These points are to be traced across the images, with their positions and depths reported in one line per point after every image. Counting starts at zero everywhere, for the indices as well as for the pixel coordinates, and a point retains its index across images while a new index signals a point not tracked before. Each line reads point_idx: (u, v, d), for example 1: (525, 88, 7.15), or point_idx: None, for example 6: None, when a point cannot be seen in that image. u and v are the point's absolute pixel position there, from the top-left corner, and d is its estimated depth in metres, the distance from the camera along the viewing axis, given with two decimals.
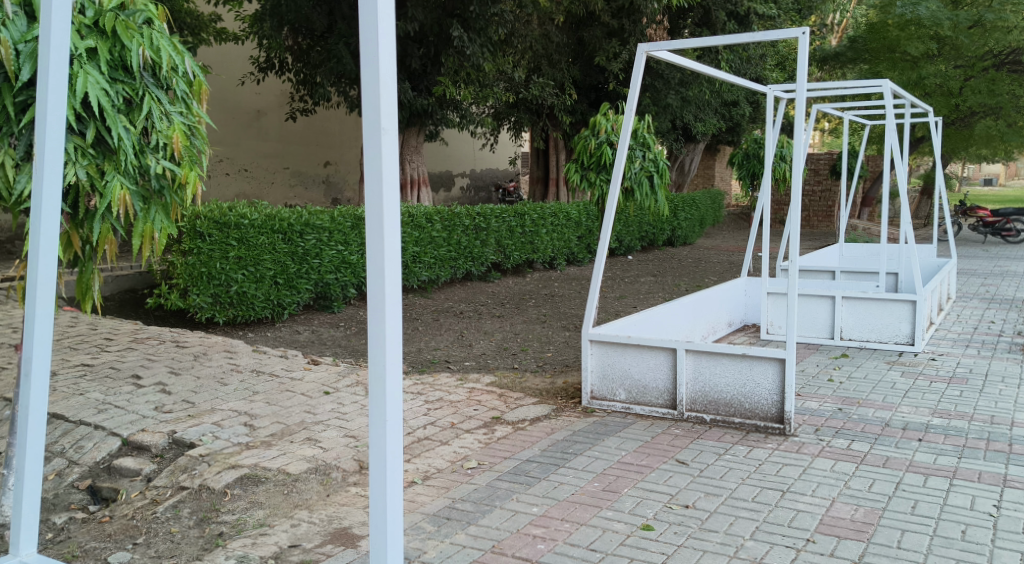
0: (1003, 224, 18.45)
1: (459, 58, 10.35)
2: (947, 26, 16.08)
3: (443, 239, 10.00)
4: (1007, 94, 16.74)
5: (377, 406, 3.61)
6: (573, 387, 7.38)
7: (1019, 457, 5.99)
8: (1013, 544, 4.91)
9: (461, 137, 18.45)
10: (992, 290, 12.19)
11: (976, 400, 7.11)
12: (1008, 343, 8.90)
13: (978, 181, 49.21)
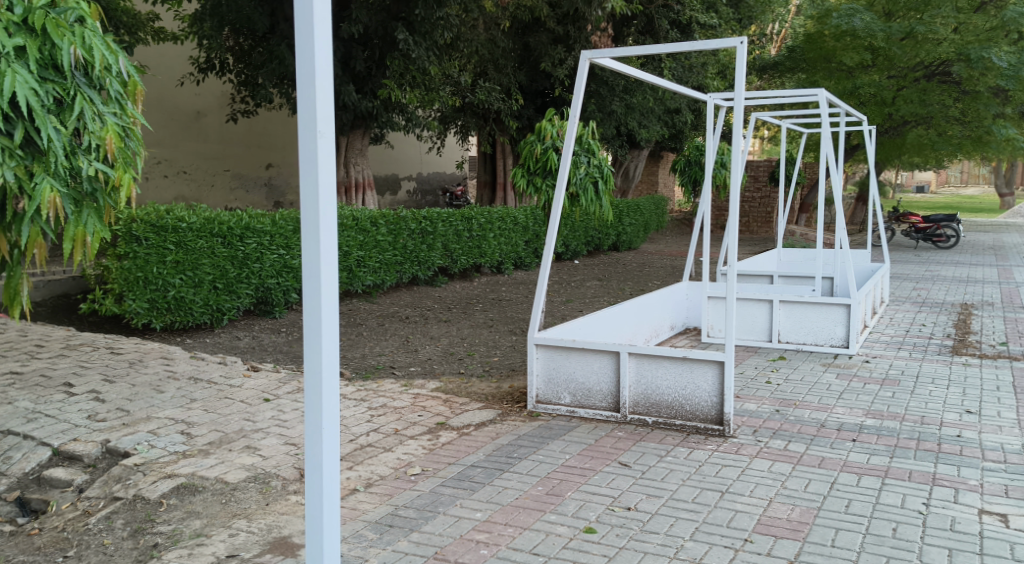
0: (934, 230, 18.93)
1: (404, 61, 10.30)
2: (881, 38, 16.53)
3: (389, 243, 9.92)
4: (937, 105, 17.05)
5: (314, 407, 3.75)
6: (518, 392, 7.37)
7: (949, 456, 6.11)
8: (943, 541, 5.01)
9: (407, 140, 18.36)
10: (924, 294, 12.46)
11: (908, 401, 7.24)
12: (940, 345, 9.09)
13: (913, 189, 50.40)
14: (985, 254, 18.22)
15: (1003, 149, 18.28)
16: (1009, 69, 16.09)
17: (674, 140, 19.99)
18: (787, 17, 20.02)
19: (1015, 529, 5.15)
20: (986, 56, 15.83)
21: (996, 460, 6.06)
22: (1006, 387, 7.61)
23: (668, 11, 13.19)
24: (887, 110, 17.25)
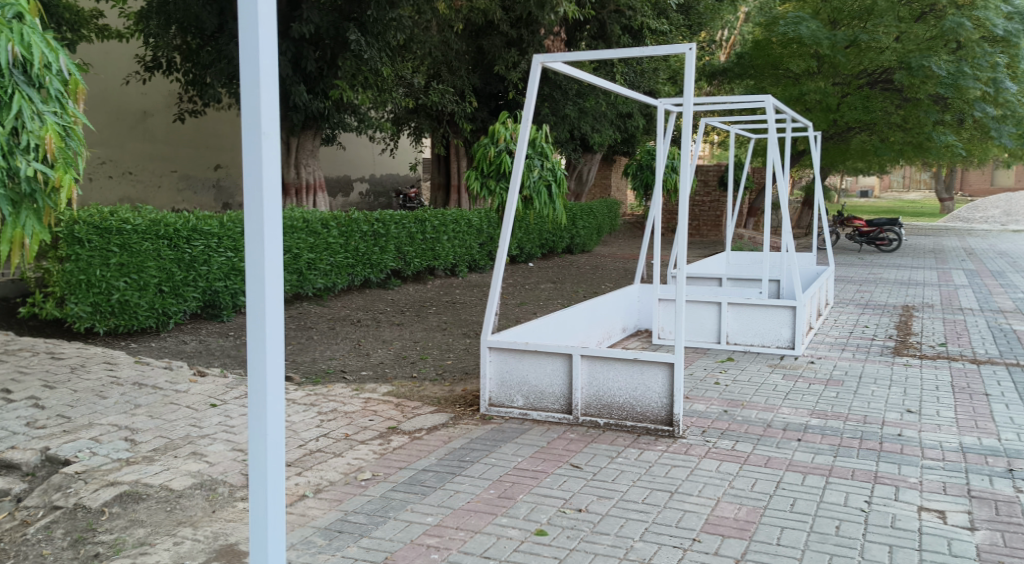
0: (877, 234, 19.19)
1: (356, 61, 10.22)
2: (827, 45, 16.67)
3: (340, 245, 9.82)
4: (880, 111, 17.36)
5: (257, 413, 3.71)
6: (471, 395, 7.32)
7: (890, 455, 6.19)
8: (884, 537, 5.07)
9: (359, 142, 18.25)
10: (867, 296, 12.64)
11: (851, 401, 7.33)
12: (882, 346, 9.22)
13: (857, 193, 51.21)
14: (927, 257, 18.54)
15: (942, 156, 18.58)
16: (948, 77, 16.27)
17: (626, 145, 20.01)
18: (735, 23, 20.04)
19: (953, 525, 5.22)
20: (926, 64, 16.12)
21: (935, 458, 6.14)
22: (944, 388, 7.73)
23: (619, 17, 13.21)
24: (832, 116, 17.55)
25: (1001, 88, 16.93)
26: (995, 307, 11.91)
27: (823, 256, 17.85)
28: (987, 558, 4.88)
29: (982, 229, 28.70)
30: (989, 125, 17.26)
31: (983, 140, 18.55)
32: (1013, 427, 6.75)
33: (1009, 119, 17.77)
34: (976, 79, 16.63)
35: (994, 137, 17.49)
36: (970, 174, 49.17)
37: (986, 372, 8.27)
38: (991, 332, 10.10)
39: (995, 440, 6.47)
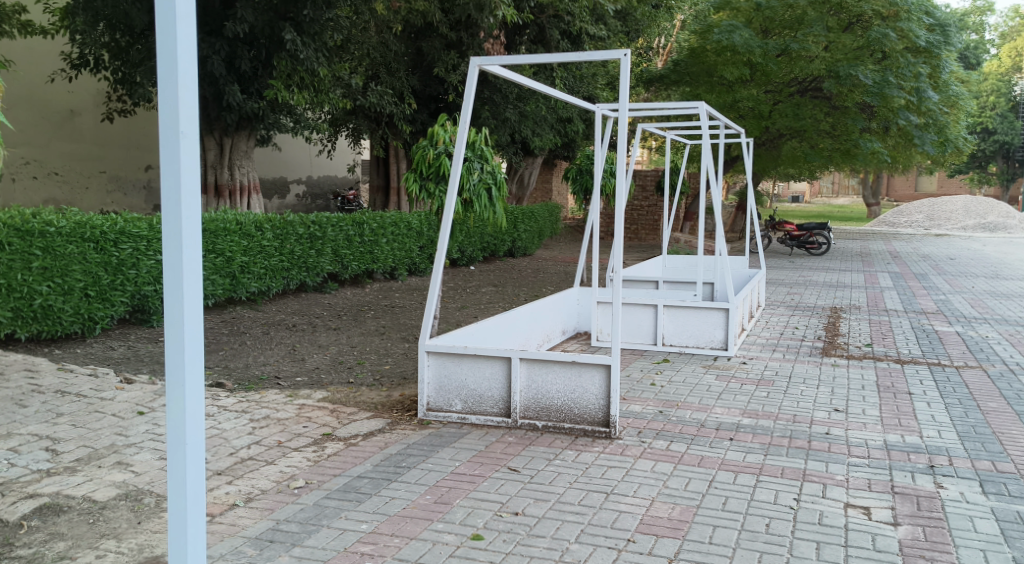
0: (807, 238, 19.49)
1: (292, 61, 10.05)
2: (759, 53, 17.01)
3: (274, 248, 9.66)
4: (810, 119, 17.72)
5: (176, 410, 3.74)
6: (408, 400, 7.24)
7: (818, 453, 6.25)
8: (812, 534, 5.12)
9: (295, 143, 18.06)
10: (798, 298, 12.83)
11: (781, 400, 7.40)
12: (811, 347, 9.35)
13: (789, 197, 52.13)
14: (856, 260, 18.90)
15: (868, 162, 18.94)
16: (874, 87, 16.50)
17: (566, 149, 20.10)
18: (672, 32, 20.13)
19: (878, 521, 5.28)
20: (853, 73, 16.45)
21: (861, 455, 6.22)
22: (870, 387, 7.85)
23: (559, 21, 13.12)
24: (764, 123, 17.97)
25: (924, 98, 17.14)
26: (919, 308, 12.17)
27: (756, 260, 18.08)
28: (909, 553, 4.94)
29: (907, 233, 29.41)
30: (913, 132, 17.72)
31: (907, 148, 19.10)
32: (934, 424, 6.87)
33: (931, 127, 18.13)
34: (900, 89, 16.87)
35: (917, 144, 17.94)
36: (896, 179, 50.33)
37: (910, 372, 8.42)
38: (915, 332, 10.31)
39: (918, 437, 6.57)
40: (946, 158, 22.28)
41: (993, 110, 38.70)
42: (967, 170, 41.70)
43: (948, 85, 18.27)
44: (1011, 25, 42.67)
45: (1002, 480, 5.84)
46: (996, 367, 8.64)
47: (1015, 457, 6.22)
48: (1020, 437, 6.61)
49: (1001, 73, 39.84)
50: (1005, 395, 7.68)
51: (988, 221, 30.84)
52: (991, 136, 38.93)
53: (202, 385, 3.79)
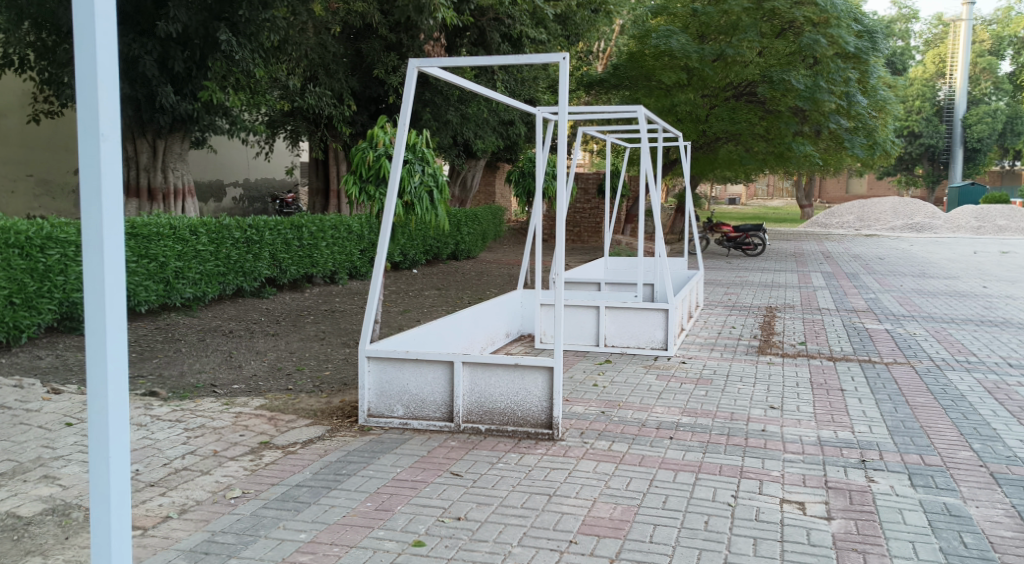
0: (744, 239, 19.74)
1: (227, 62, 9.87)
2: (695, 59, 17.16)
3: (210, 253, 9.47)
4: (745, 123, 18.02)
5: (99, 425, 3.62)
6: (349, 406, 7.12)
7: (755, 450, 6.29)
8: (750, 530, 5.14)
9: (231, 145, 17.82)
10: (735, 297, 12.97)
11: (719, 398, 7.44)
12: (748, 346, 9.44)
13: (726, 199, 52.86)
14: (790, 260, 19.20)
15: (800, 164, 19.31)
16: (806, 91, 16.91)
17: (509, 152, 20.10)
18: (612, 37, 20.22)
19: (813, 516, 5.32)
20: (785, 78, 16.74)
21: (796, 451, 6.28)
22: (805, 384, 7.95)
23: (499, 24, 13.11)
24: (701, 127, 18.18)
25: (853, 102, 17.71)
26: (850, 307, 12.35)
27: (695, 261, 18.25)
28: (842, 546, 4.98)
29: (838, 233, 30.01)
30: (843, 136, 18.09)
31: (838, 151, 19.48)
32: (865, 420, 6.96)
33: (861, 131, 18.54)
34: (830, 93, 17.38)
35: (847, 147, 18.32)
36: (829, 181, 51.33)
37: (842, 369, 8.53)
38: (847, 330, 10.46)
39: (850, 432, 6.65)
40: (874, 160, 22.75)
41: (919, 114, 39.72)
42: (895, 172, 42.75)
43: (876, 89, 18.58)
44: (936, 32, 43.85)
45: (930, 473, 5.92)
46: (924, 363, 8.79)
47: (942, 450, 6.33)
48: (946, 431, 6.73)
49: (926, 78, 40.92)
50: (931, 390, 7.82)
51: (915, 222, 31.62)
52: (917, 139, 39.96)
53: (126, 393, 3.66)
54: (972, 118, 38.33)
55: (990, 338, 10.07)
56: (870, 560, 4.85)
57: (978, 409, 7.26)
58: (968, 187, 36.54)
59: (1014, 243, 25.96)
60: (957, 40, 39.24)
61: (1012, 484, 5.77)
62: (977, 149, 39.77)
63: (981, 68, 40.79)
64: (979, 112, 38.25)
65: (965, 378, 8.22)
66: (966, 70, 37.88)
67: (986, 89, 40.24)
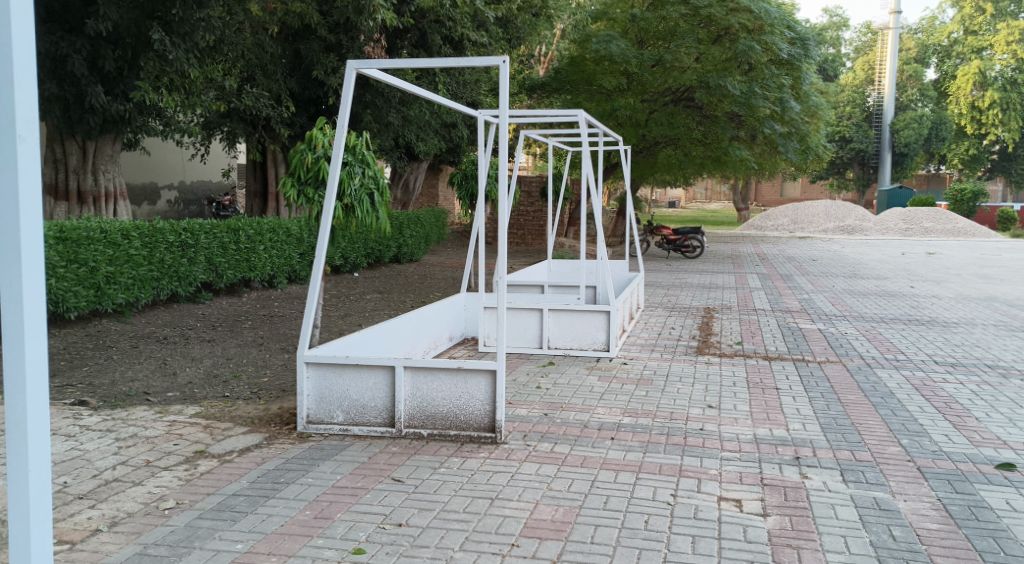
0: (683, 241, 19.90)
1: (160, 62, 9.65)
2: (634, 64, 17.31)
3: (143, 257, 9.25)
4: (684, 127, 18.12)
5: (17, 437, 3.47)
6: (287, 413, 6.99)
7: (695, 449, 6.30)
8: (689, 529, 5.14)
9: (166, 147, 17.52)
10: (674, 299, 13.04)
11: (659, 399, 7.45)
12: (687, 346, 9.49)
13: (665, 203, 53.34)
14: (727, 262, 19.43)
15: (736, 168, 19.55)
16: (741, 97, 17.17)
17: (452, 155, 20.00)
18: (553, 41, 20.24)
19: (749, 513, 5.34)
20: (722, 84, 16.85)
21: (734, 449, 6.31)
22: (741, 383, 8.00)
23: (440, 27, 13.08)
24: (640, 131, 18.22)
25: (787, 107, 17.96)
26: (785, 307, 12.50)
27: (635, 263, 18.34)
28: (778, 543, 5.00)
29: (773, 236, 30.44)
30: (777, 141, 18.37)
31: (773, 155, 19.75)
32: (799, 417, 7.02)
33: (794, 136, 18.83)
34: (764, 99, 17.61)
35: (782, 151, 18.62)
36: (764, 185, 52.09)
37: (777, 368, 8.60)
38: (782, 330, 10.58)
39: (785, 430, 6.71)
40: (808, 164, 23.11)
41: (850, 120, 40.52)
42: (827, 175, 43.59)
43: (808, 96, 19.10)
44: (865, 39, 44.80)
45: (861, 469, 5.98)
46: (854, 362, 8.92)
47: (876, 447, 6.40)
48: (876, 427, 6.82)
49: (856, 85, 41.71)
50: (863, 388, 7.92)
51: (847, 224, 32.16)
52: (848, 144, 40.77)
53: (45, 400, 3.52)
54: (900, 124, 39.16)
55: (917, 336, 10.27)
56: (804, 555, 4.87)
57: (906, 405, 7.38)
58: (897, 191, 37.31)
59: (940, 245, 26.57)
60: (885, 47, 40.10)
61: (939, 478, 5.87)
62: (905, 154, 40.62)
63: (908, 76, 41.53)
64: (906, 118, 38.99)
65: (893, 375, 8.36)
66: (894, 77, 38.73)
67: (912, 95, 41.09)
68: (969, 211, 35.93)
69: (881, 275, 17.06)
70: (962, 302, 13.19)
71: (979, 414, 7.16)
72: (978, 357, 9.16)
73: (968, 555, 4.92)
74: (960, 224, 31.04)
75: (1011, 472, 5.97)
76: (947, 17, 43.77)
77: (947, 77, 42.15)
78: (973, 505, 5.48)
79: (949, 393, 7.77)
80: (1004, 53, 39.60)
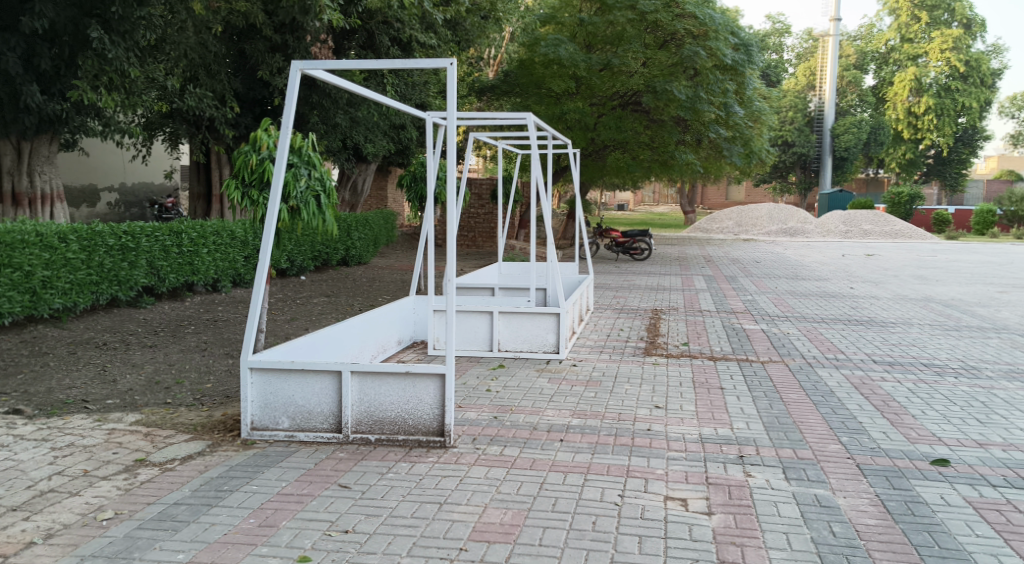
0: (632, 244, 20.00)
1: (99, 61, 9.42)
2: (583, 67, 17.35)
3: (81, 261, 9.03)
4: (631, 131, 18.21)
5: None
6: (231, 420, 6.85)
7: (641, 449, 6.30)
8: (636, 529, 5.13)
9: (105, 148, 17.16)
10: (622, 301, 13.08)
11: (607, 400, 7.44)
12: (635, 347, 9.51)
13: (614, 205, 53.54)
14: (673, 264, 19.56)
15: (682, 171, 19.71)
16: (687, 102, 17.30)
17: (401, 156, 19.84)
18: (501, 44, 20.23)
19: (694, 511, 5.35)
20: (668, 88, 16.97)
21: (680, 449, 6.31)
22: (688, 384, 8.03)
23: (388, 28, 13.02)
24: (589, 135, 18.25)
25: (731, 112, 18.17)
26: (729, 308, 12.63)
27: (584, 266, 18.36)
28: (722, 540, 5.03)
29: (718, 239, 30.73)
30: (722, 145, 18.58)
31: (718, 159, 19.95)
32: (743, 417, 7.06)
33: (738, 140, 19.05)
34: (709, 104, 17.84)
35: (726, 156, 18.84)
36: (709, 188, 52.60)
37: (722, 368, 8.65)
38: (726, 331, 10.67)
39: (729, 429, 6.74)
40: (752, 168, 23.38)
41: (792, 125, 41.11)
42: (770, 179, 44.23)
43: (751, 101, 19.34)
44: (806, 46, 45.56)
45: (803, 466, 6.02)
46: (797, 361, 9.01)
47: (819, 445, 6.45)
48: (818, 425, 6.88)
49: (798, 90, 42.29)
50: (805, 387, 8.00)
51: (789, 227, 32.56)
52: (790, 148, 41.38)
53: None
54: (839, 129, 39.77)
55: (857, 336, 10.42)
56: (748, 554, 4.90)
57: (846, 403, 7.47)
58: (838, 193, 37.81)
59: (879, 246, 27.03)
60: (825, 54, 40.74)
61: (877, 474, 5.93)
62: (846, 158, 40.84)
63: (847, 81, 41.90)
64: (846, 123, 39.59)
65: (835, 374, 8.46)
66: (835, 83, 39.40)
67: (852, 101, 41.69)
68: (906, 213, 36.60)
69: (822, 277, 17.29)
70: (899, 302, 13.43)
71: (916, 412, 7.27)
72: (916, 356, 9.31)
73: (907, 550, 4.98)
74: (898, 227, 31.70)
75: (946, 467, 6.06)
76: (884, 25, 44.67)
77: (885, 83, 43.04)
78: (910, 501, 5.54)
79: (888, 391, 7.88)
80: (938, 61, 40.63)
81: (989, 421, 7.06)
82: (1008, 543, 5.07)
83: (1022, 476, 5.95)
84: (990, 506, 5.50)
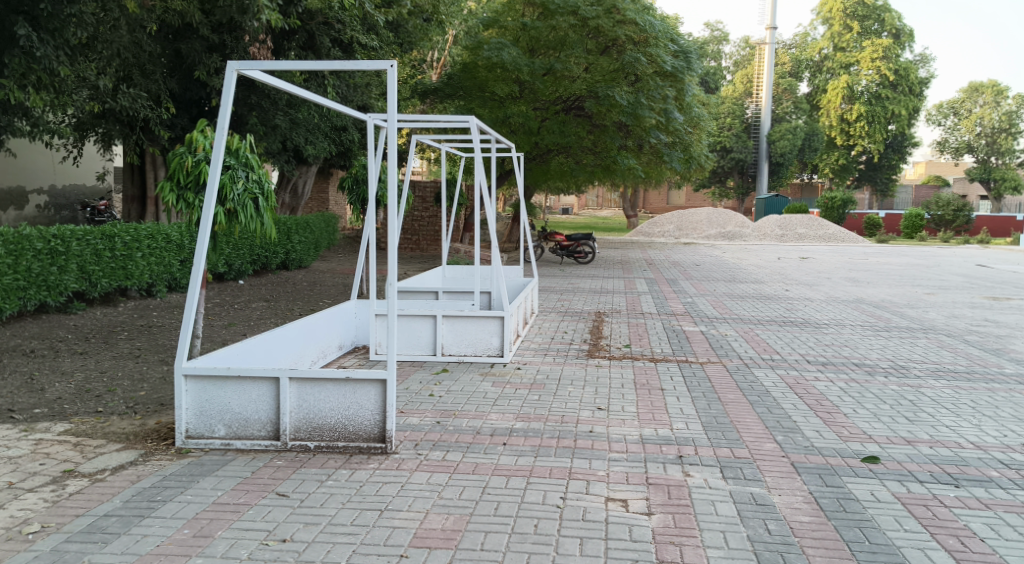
0: (575, 247, 20.04)
1: (27, 59, 9.17)
2: (525, 72, 17.27)
3: (7, 266, 8.77)
4: (574, 136, 18.28)
5: None
6: (165, 428, 6.69)
7: (583, 452, 6.28)
8: (577, 531, 5.11)
9: (35, 148, 16.75)
10: (565, 304, 13.08)
11: (550, 402, 7.42)
12: (577, 349, 9.50)
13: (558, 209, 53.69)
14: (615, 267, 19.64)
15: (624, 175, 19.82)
16: (628, 107, 17.36)
17: (342, 159, 19.61)
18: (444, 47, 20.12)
19: (634, 512, 5.35)
20: (610, 94, 17.06)
21: (621, 451, 6.31)
22: (631, 385, 8.04)
23: (328, 28, 12.88)
24: (532, 139, 18.24)
25: (671, 118, 18.15)
26: (670, 311, 12.69)
27: (528, 269, 18.34)
28: (661, 540, 5.03)
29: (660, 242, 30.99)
30: (663, 150, 18.64)
31: (658, 164, 20.12)
32: (683, 417, 7.09)
33: (678, 145, 19.21)
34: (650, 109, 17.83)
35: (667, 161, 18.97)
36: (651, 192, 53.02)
37: (663, 369, 8.70)
38: (667, 333, 10.72)
39: (669, 429, 6.77)
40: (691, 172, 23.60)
41: (731, 130, 41.67)
42: (711, 183, 44.74)
43: (690, 107, 19.52)
44: (744, 53, 46.26)
45: (740, 466, 6.06)
46: (734, 362, 9.09)
47: (757, 445, 6.49)
48: (754, 424, 6.94)
49: (736, 97, 42.71)
50: (743, 387, 8.06)
51: (729, 230, 32.95)
52: (729, 154, 41.92)
53: None
54: (777, 135, 40.40)
55: (793, 337, 10.55)
56: (686, 553, 4.91)
57: (783, 403, 7.53)
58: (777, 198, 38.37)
59: (815, 250, 27.46)
60: (762, 61, 41.23)
61: (811, 472, 5.98)
62: (781, 163, 41.87)
63: (783, 89, 42.61)
64: (783, 129, 40.26)
65: (771, 375, 8.54)
66: (772, 90, 40.02)
67: (788, 108, 42.36)
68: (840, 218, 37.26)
69: (759, 280, 17.52)
70: (832, 303, 13.65)
71: (850, 411, 7.37)
72: (849, 356, 9.45)
73: (841, 548, 5.03)
74: (832, 230, 32.31)
75: (877, 465, 6.14)
76: (818, 33, 45.51)
77: (820, 90, 43.85)
78: (843, 498, 5.60)
79: (823, 391, 7.98)
80: (869, 69, 41.40)
81: (917, 419, 7.19)
82: (935, 537, 5.15)
83: (948, 471, 6.06)
84: (920, 501, 5.59)
